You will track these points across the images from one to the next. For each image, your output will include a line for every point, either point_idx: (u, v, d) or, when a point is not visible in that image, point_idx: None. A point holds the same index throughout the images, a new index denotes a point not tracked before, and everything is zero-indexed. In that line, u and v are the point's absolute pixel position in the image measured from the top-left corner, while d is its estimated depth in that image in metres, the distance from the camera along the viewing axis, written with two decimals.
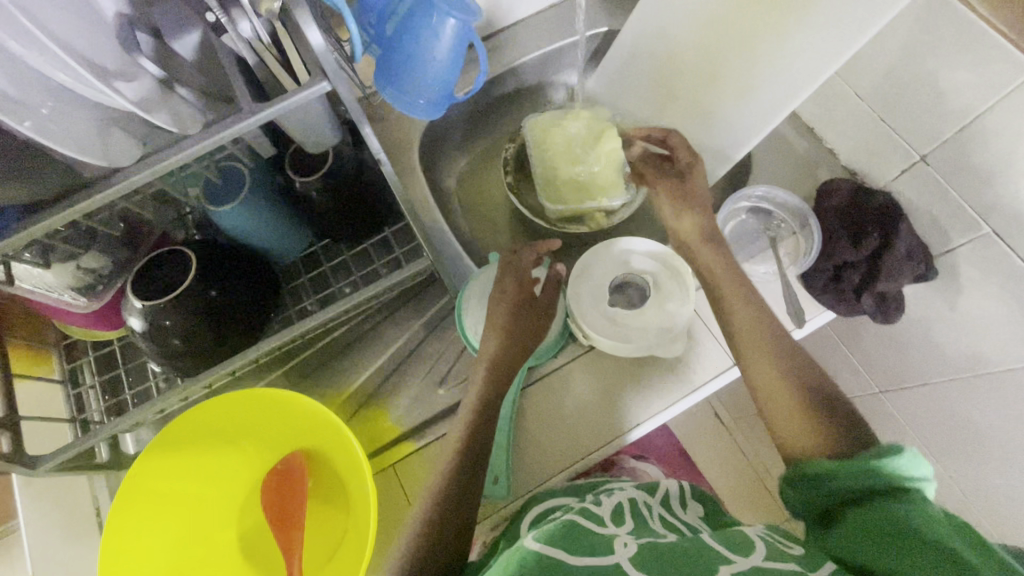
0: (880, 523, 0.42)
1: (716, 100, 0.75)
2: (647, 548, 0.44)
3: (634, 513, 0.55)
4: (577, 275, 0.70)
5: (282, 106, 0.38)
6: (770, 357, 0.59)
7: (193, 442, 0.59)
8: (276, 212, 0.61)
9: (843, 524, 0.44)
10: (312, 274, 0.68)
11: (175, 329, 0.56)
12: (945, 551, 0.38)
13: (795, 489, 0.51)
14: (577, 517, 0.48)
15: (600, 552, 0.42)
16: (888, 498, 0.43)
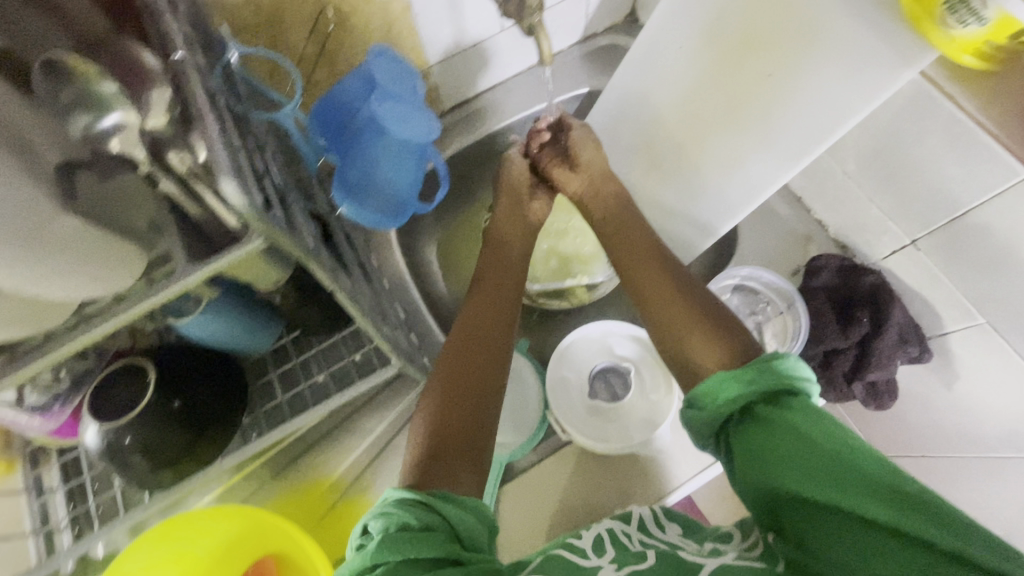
0: (789, 441, 0.43)
1: (704, 172, 0.71)
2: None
3: (612, 538, 0.47)
4: (557, 360, 0.68)
5: (219, 264, 0.37)
6: (661, 267, 0.62)
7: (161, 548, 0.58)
8: (242, 315, 0.58)
9: (751, 441, 0.45)
10: (281, 369, 0.66)
11: (134, 446, 0.55)
12: (848, 458, 0.40)
13: (696, 408, 0.50)
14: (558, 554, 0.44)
15: None
16: (788, 409, 0.45)
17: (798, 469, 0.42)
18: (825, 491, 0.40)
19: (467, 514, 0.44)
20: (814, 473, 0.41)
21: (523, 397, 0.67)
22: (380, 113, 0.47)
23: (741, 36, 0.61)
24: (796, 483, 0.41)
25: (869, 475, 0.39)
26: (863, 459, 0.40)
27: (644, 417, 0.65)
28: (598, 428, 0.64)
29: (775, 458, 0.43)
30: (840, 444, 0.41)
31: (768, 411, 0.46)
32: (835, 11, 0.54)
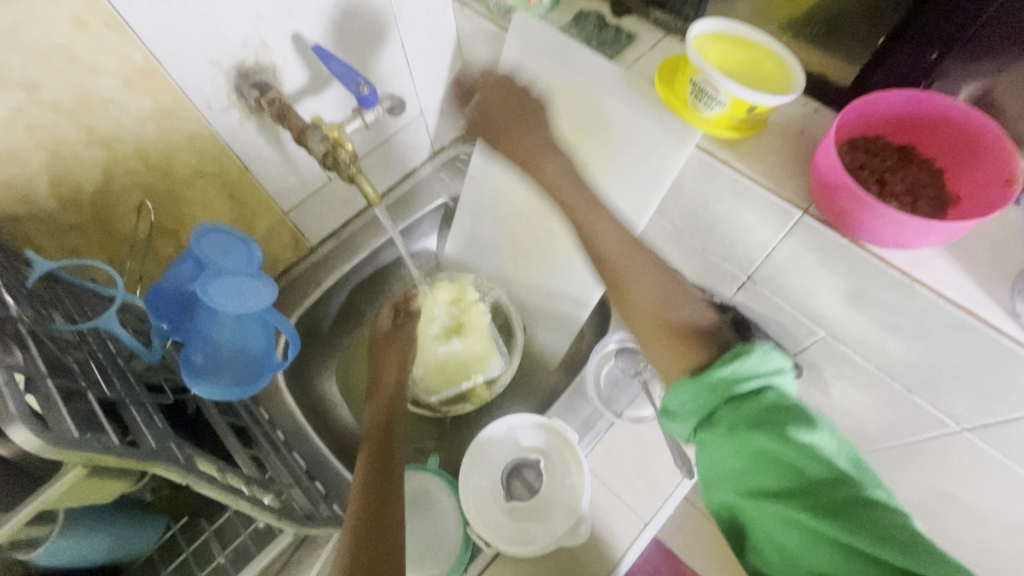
0: (755, 456, 0.39)
1: (561, 255, 0.76)
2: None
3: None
4: (466, 471, 0.66)
5: (33, 505, 0.35)
6: (641, 261, 0.55)
7: None
8: (113, 527, 0.53)
9: (717, 448, 0.42)
10: (172, 566, 0.60)
11: None
12: (821, 475, 0.37)
13: (671, 415, 0.47)
14: None
15: None
16: (756, 413, 0.40)
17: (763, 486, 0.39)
18: (784, 507, 0.37)
19: None
20: (777, 488, 0.38)
21: (444, 518, 0.66)
22: (209, 298, 0.48)
23: (556, 138, 0.70)
24: (757, 497, 0.39)
25: (835, 492, 0.36)
26: (837, 476, 0.36)
27: (565, 504, 0.64)
28: (523, 530, 0.63)
29: (740, 468, 0.40)
30: (814, 459, 0.37)
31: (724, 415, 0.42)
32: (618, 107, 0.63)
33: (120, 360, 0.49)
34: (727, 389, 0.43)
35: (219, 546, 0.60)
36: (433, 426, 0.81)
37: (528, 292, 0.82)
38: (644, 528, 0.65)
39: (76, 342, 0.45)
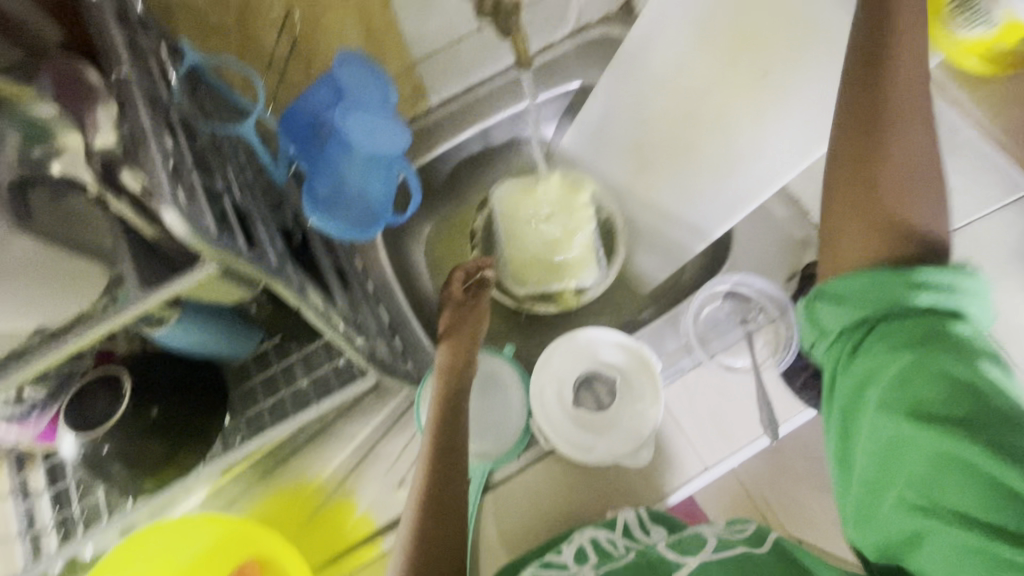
0: (930, 370, 0.39)
1: (697, 177, 0.69)
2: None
3: (594, 549, 0.54)
4: (540, 370, 0.66)
5: (170, 292, 0.36)
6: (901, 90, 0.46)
7: (144, 562, 0.61)
8: (220, 326, 0.57)
9: (866, 357, 0.42)
10: (263, 376, 0.65)
11: (113, 457, 0.55)
12: (1001, 407, 0.37)
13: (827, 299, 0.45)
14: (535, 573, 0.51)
15: None
16: (945, 335, 0.40)
17: (921, 395, 0.39)
18: (939, 430, 0.38)
19: None
20: (928, 407, 0.39)
21: (509, 405, 0.67)
22: (349, 125, 0.49)
23: (738, 34, 0.61)
24: (897, 418, 0.40)
25: (1002, 424, 0.37)
26: (1013, 414, 0.37)
27: (632, 427, 0.63)
28: (578, 438, 0.63)
29: (889, 386, 0.40)
30: (995, 390, 0.37)
31: (900, 326, 0.41)
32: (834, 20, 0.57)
33: (249, 171, 0.48)
34: (895, 293, 0.42)
35: (305, 370, 0.64)
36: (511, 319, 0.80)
37: (643, 208, 0.76)
38: (702, 473, 0.63)
39: (216, 144, 0.45)
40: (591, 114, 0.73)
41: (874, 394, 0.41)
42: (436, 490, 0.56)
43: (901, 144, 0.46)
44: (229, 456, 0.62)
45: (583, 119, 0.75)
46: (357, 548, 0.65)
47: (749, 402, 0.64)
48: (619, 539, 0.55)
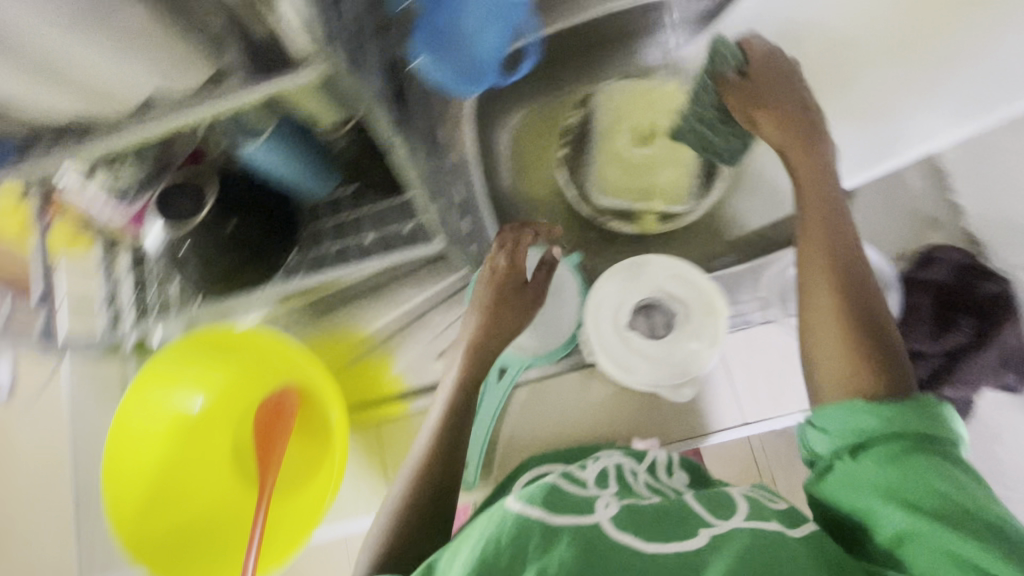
0: (926, 478, 0.39)
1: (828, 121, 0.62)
2: (626, 513, 0.42)
3: (618, 477, 0.49)
4: (602, 286, 0.64)
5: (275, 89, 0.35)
6: (821, 247, 0.52)
7: (201, 357, 0.66)
8: (305, 155, 0.57)
9: (864, 467, 0.41)
10: (335, 219, 0.66)
11: (190, 256, 0.58)
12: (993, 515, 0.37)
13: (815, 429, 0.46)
14: (556, 479, 0.45)
15: (579, 510, 0.41)
16: (929, 447, 0.41)
17: (918, 500, 0.38)
18: (942, 529, 0.36)
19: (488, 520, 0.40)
20: (928, 508, 0.38)
21: (560, 310, 0.65)
22: None
23: None
24: (900, 516, 0.38)
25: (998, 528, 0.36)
26: (1007, 524, 0.36)
27: (683, 364, 0.61)
28: (626, 355, 0.62)
29: (886, 490, 0.40)
30: (985, 502, 0.37)
31: (897, 442, 0.41)
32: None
33: None
34: (885, 411, 0.43)
35: (375, 223, 0.65)
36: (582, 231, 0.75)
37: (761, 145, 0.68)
38: (741, 426, 0.61)
39: None
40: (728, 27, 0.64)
41: (871, 497, 0.40)
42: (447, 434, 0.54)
43: (835, 293, 0.50)
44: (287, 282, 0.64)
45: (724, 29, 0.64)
46: (388, 401, 0.69)
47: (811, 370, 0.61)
48: (642, 475, 0.52)
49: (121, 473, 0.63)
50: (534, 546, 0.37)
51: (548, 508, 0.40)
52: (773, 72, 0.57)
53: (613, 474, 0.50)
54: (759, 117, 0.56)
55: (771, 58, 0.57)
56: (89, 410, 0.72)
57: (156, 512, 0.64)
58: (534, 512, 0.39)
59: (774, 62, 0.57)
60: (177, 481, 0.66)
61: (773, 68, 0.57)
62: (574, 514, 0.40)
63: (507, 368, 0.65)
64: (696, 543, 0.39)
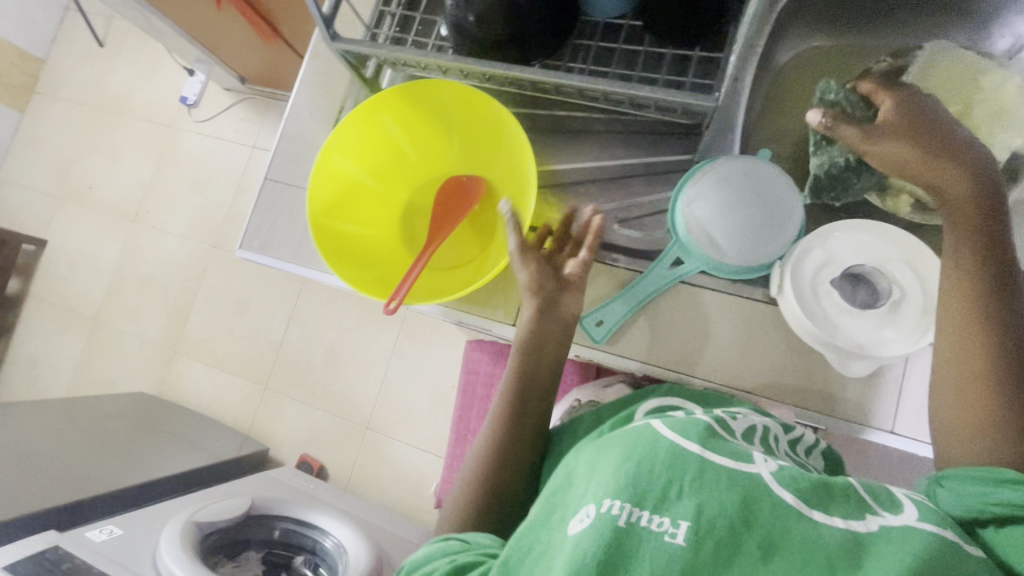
0: None
1: None
2: (786, 469, 0.40)
3: (763, 437, 0.50)
4: (818, 234, 0.60)
5: None
6: (963, 301, 0.52)
7: (426, 109, 0.68)
8: None
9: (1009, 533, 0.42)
10: (603, 45, 0.65)
11: (477, 5, 0.59)
12: None
13: (945, 489, 0.47)
14: (712, 425, 0.45)
15: (735, 455, 0.40)
16: None
17: None
18: None
19: (635, 441, 0.41)
20: None
21: (767, 235, 0.60)
22: None
23: None
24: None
25: None
26: None
27: (865, 343, 0.57)
28: (813, 306, 0.58)
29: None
30: None
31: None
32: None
33: None
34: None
35: (641, 65, 0.64)
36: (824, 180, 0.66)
37: None
38: (887, 433, 0.57)
39: None
40: None
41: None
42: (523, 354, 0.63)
43: (980, 352, 0.50)
44: (519, 71, 0.61)
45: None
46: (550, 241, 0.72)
47: None
48: (784, 444, 0.53)
49: (322, 173, 0.67)
50: (690, 478, 0.38)
51: (698, 442, 0.40)
52: (928, 109, 0.56)
53: (760, 434, 0.51)
54: (893, 150, 0.55)
55: (909, 96, 0.56)
56: (304, 118, 0.78)
57: (332, 222, 0.68)
58: (687, 443, 0.40)
59: (916, 104, 0.56)
60: (357, 207, 0.70)
61: (920, 111, 0.56)
62: (730, 456, 0.40)
63: (685, 262, 0.62)
64: (862, 525, 0.37)
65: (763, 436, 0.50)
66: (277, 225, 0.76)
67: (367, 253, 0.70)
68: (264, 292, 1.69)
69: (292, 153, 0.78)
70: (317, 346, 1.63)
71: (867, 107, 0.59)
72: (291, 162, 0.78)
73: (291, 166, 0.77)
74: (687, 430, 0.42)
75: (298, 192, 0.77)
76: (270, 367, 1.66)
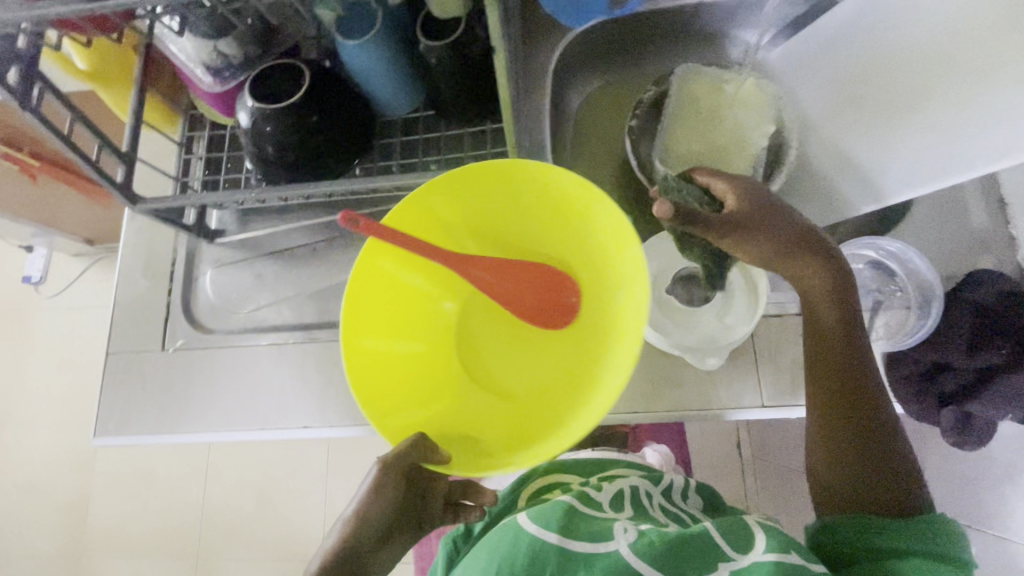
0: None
1: (901, 130, 0.61)
2: (642, 536, 0.48)
3: (631, 497, 0.59)
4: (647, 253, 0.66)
5: None
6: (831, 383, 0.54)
7: (589, 244, 0.57)
8: (394, 69, 0.61)
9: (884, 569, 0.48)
10: (406, 138, 0.69)
11: (271, 136, 0.60)
12: None
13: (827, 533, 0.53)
14: (574, 501, 0.54)
15: (596, 536, 0.48)
16: (940, 558, 0.48)
17: None
18: None
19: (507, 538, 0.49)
20: None
21: None
22: None
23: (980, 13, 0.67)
24: None
25: None
26: None
27: (713, 335, 0.62)
28: (658, 315, 0.63)
29: None
30: None
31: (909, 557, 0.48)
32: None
33: None
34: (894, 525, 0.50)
35: (445, 148, 0.68)
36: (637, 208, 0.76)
37: (824, 151, 0.71)
38: (756, 407, 0.63)
39: None
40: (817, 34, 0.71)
41: None
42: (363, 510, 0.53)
43: (847, 423, 0.54)
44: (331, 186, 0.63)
45: (802, 38, 0.74)
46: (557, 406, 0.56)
47: None
48: (656, 498, 0.61)
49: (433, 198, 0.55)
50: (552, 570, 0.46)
51: (560, 530, 0.49)
52: (769, 210, 0.53)
53: (630, 495, 0.59)
54: (757, 247, 0.52)
55: (751, 189, 0.55)
56: (137, 278, 0.75)
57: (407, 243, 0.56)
58: (550, 533, 0.48)
59: (758, 191, 0.55)
60: (427, 262, 0.58)
61: (763, 207, 0.54)
62: (590, 539, 0.48)
63: None
64: None
65: (634, 496, 0.59)
66: (132, 397, 0.71)
67: (416, 275, 0.58)
68: (169, 456, 1.53)
69: (131, 315, 0.74)
70: (243, 493, 1.49)
71: (711, 199, 0.58)
72: (131, 326, 0.73)
73: (133, 330, 0.73)
74: (555, 516, 0.50)
75: (148, 355, 0.72)
76: (196, 536, 1.48)
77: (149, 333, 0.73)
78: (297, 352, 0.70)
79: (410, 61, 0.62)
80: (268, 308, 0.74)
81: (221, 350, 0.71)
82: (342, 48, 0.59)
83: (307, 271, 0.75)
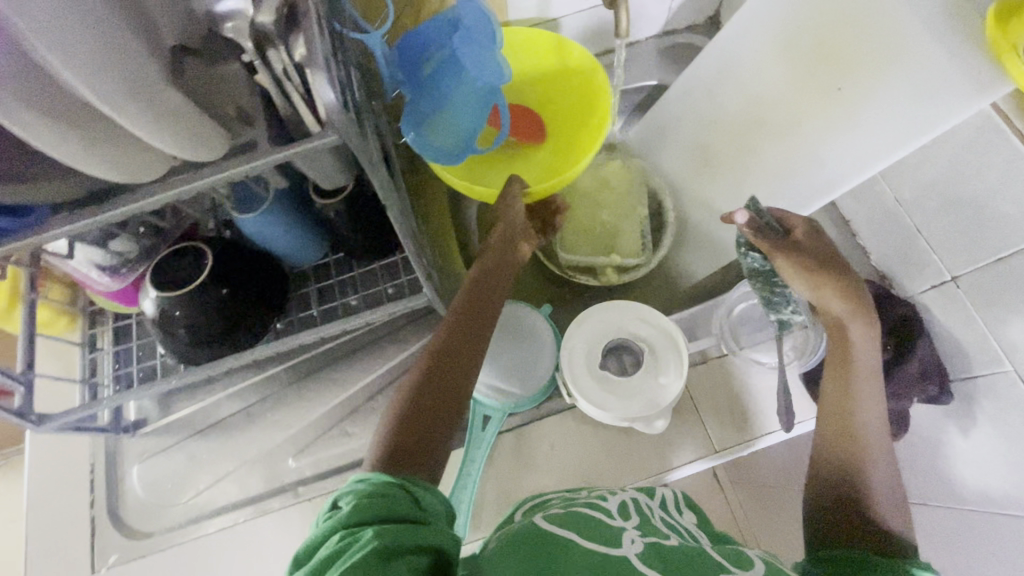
0: None
1: (754, 178, 0.72)
2: (653, 549, 0.44)
3: (636, 509, 0.53)
4: (573, 333, 0.69)
5: (279, 157, 0.42)
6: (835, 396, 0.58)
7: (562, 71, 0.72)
8: (298, 228, 0.64)
9: None
10: (321, 284, 0.71)
11: (183, 319, 0.60)
12: None
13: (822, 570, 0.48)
14: (584, 512, 0.49)
15: (609, 542, 0.44)
16: None
17: None
18: None
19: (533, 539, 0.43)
20: None
21: (535, 357, 0.69)
22: (461, 50, 0.52)
23: None
24: None
25: None
26: None
27: (652, 398, 0.66)
28: (597, 391, 0.66)
29: None
30: None
31: None
32: (911, 16, 0.54)
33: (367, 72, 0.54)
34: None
35: (362, 285, 0.71)
36: (563, 295, 0.86)
37: (695, 206, 0.81)
38: (711, 454, 0.66)
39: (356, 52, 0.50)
40: (657, 113, 0.83)
41: None
42: (466, 327, 0.56)
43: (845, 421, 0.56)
44: (256, 353, 0.64)
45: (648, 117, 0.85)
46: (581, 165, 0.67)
47: (766, 397, 0.67)
48: (658, 510, 0.55)
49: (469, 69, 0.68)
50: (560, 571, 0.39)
51: (571, 532, 0.43)
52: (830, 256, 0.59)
53: (633, 506, 0.53)
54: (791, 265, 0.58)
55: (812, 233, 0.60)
56: (51, 499, 0.67)
57: None
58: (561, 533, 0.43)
59: (817, 238, 0.60)
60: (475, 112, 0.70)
61: (814, 252, 0.59)
62: (601, 542, 0.43)
63: (491, 416, 0.67)
64: None
65: (638, 506, 0.53)
66: None
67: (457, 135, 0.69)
68: None
69: (49, 544, 0.65)
70: None
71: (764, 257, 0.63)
72: (50, 557, 0.65)
73: (54, 562, 0.65)
74: (569, 525, 0.45)
75: None
76: None
77: (75, 559, 0.65)
78: (250, 529, 0.65)
79: (311, 216, 0.65)
80: (210, 490, 0.69)
81: (162, 554, 0.64)
82: (241, 222, 0.61)
83: (245, 438, 0.72)
